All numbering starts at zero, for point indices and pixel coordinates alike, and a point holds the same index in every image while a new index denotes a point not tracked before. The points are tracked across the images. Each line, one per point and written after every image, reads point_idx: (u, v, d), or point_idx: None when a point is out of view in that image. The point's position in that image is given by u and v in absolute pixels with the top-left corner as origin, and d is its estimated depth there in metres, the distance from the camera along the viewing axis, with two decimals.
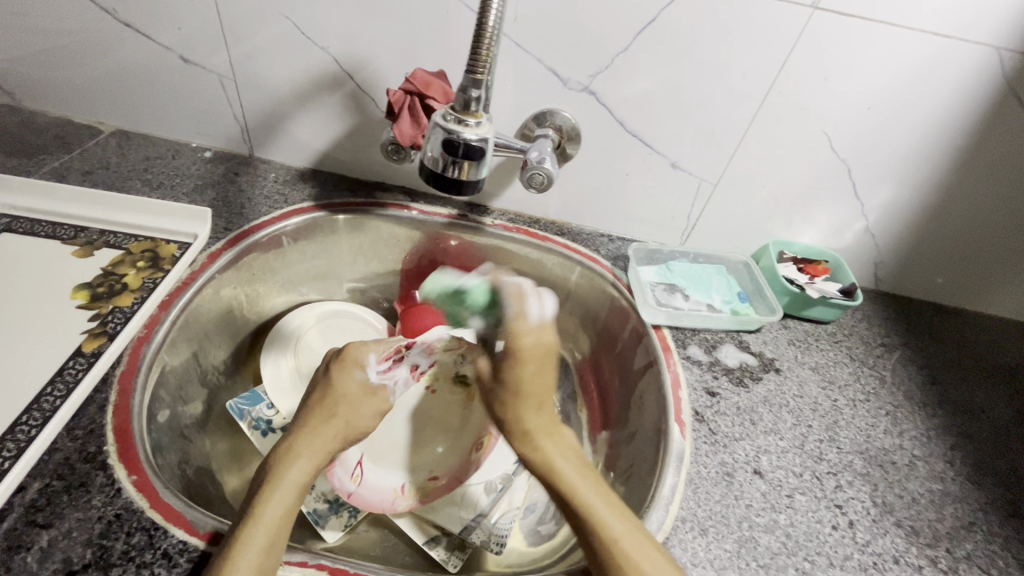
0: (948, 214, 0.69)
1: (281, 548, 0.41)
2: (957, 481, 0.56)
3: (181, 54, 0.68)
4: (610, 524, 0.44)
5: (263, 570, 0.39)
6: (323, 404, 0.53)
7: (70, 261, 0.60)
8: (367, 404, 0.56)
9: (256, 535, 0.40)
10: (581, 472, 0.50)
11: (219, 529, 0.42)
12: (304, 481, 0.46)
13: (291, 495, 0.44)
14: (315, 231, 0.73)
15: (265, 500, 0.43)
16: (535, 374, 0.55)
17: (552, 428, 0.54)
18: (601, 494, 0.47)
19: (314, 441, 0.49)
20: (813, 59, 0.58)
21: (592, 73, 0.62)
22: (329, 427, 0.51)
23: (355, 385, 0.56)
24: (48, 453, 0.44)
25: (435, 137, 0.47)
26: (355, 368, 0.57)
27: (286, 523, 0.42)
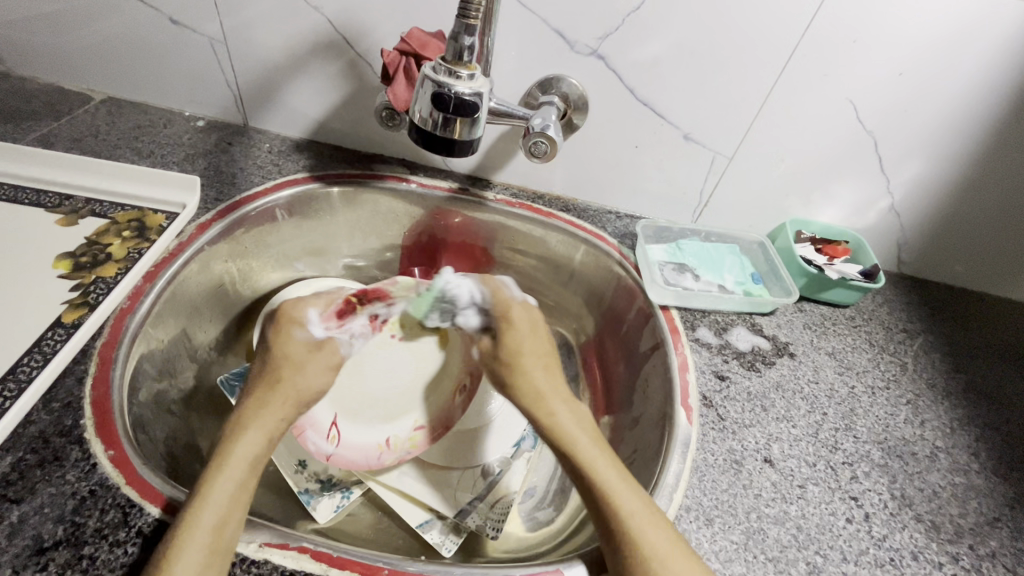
0: (981, 192, 0.65)
1: (235, 524, 0.39)
2: (982, 475, 0.53)
3: (170, 16, 0.65)
4: (621, 497, 0.42)
5: (213, 551, 0.36)
6: (268, 371, 0.50)
7: (54, 230, 0.58)
8: (314, 364, 0.52)
9: (202, 519, 0.37)
10: (593, 440, 0.47)
11: (174, 496, 0.40)
12: (256, 454, 0.43)
13: (241, 470, 0.41)
14: (310, 204, 0.70)
15: (209, 481, 0.40)
16: (529, 338, 0.54)
17: (570, 399, 0.50)
18: (613, 467, 0.45)
19: (262, 412, 0.46)
20: (841, 19, 0.54)
21: (601, 36, 0.58)
22: (277, 394, 0.48)
23: (301, 347, 0.52)
24: (22, 426, 0.42)
25: (425, 91, 0.44)
26: (298, 330, 0.53)
27: (237, 499, 0.40)
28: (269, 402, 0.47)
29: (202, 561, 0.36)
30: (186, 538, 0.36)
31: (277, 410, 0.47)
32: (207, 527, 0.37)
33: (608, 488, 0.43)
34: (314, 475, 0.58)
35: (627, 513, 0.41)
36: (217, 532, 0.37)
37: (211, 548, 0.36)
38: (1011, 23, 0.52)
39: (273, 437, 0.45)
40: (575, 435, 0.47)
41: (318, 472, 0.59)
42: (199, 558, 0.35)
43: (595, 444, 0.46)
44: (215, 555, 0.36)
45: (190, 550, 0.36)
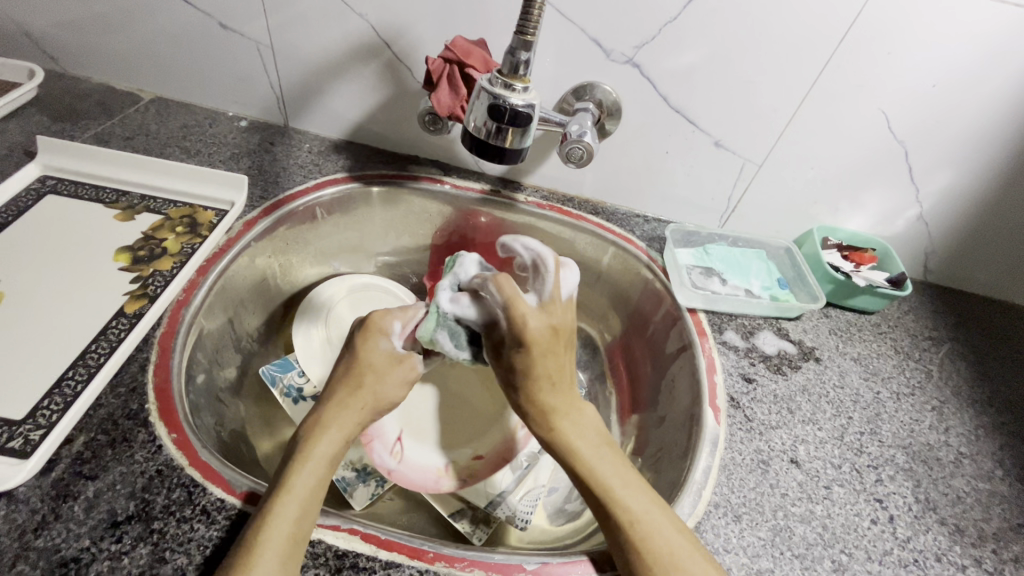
0: (1010, 202, 0.65)
1: (310, 521, 0.41)
2: (1006, 481, 0.54)
3: (220, 21, 0.68)
4: (625, 501, 0.43)
5: (293, 544, 0.39)
6: (351, 376, 0.51)
7: (113, 225, 0.61)
8: (393, 374, 0.53)
9: (287, 512, 0.40)
10: (597, 444, 0.47)
11: (254, 488, 0.43)
12: (334, 454, 0.46)
13: (321, 468, 0.44)
14: (348, 203, 0.73)
15: (294, 473, 0.43)
16: (547, 354, 0.48)
17: (573, 406, 0.49)
18: (615, 466, 0.46)
19: (341, 413, 0.49)
20: (874, 32, 0.55)
21: (637, 45, 0.59)
22: (356, 400, 0.50)
23: (382, 357, 0.53)
24: (93, 408, 0.45)
25: (481, 103, 0.46)
26: (383, 337, 0.54)
27: (316, 495, 0.42)
28: (351, 405, 0.49)
29: (281, 553, 0.37)
30: (265, 537, 0.38)
31: (356, 413, 0.49)
32: (288, 520, 0.39)
33: (613, 492, 0.44)
34: (350, 464, 0.60)
35: (636, 517, 0.42)
36: (294, 532, 0.39)
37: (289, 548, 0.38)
38: None
39: (349, 439, 0.48)
40: (578, 441, 0.47)
41: (352, 461, 0.61)
42: (275, 556, 0.37)
43: (597, 450, 0.47)
44: (293, 554, 0.38)
45: (269, 548, 0.37)
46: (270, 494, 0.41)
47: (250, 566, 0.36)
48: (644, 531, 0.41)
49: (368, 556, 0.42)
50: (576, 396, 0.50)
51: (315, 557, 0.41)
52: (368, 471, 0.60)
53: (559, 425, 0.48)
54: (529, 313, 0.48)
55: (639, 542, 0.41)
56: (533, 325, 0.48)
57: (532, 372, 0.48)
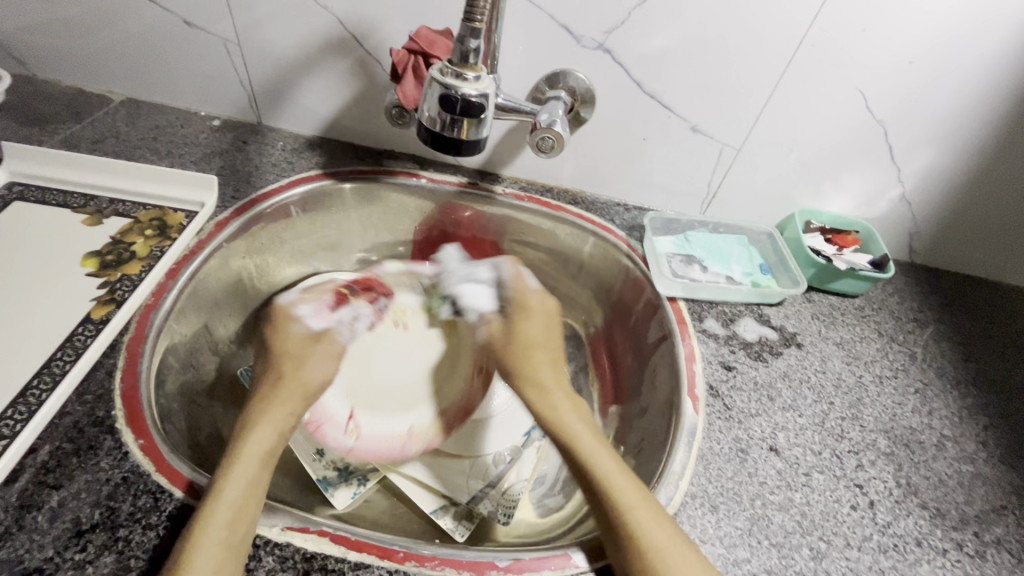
0: (994, 179, 0.64)
1: (249, 520, 0.40)
2: (989, 463, 0.53)
3: (185, 18, 0.67)
4: (622, 494, 0.43)
5: (231, 545, 0.38)
6: (278, 368, 0.52)
7: (81, 230, 0.60)
8: (315, 360, 0.54)
9: (222, 511, 0.39)
10: (594, 439, 0.48)
11: (196, 479, 0.43)
12: (265, 452, 0.45)
13: (253, 466, 0.43)
14: (323, 201, 0.72)
15: (226, 477, 0.41)
16: (530, 320, 0.58)
17: (572, 398, 0.52)
18: (612, 459, 0.46)
19: (269, 408, 0.48)
20: (847, 10, 0.53)
21: (606, 30, 0.58)
22: (284, 393, 0.50)
23: (299, 340, 0.56)
24: (58, 416, 0.45)
25: (432, 93, 0.45)
26: (292, 325, 0.57)
27: (250, 496, 0.41)
28: (278, 399, 0.49)
29: (218, 554, 0.37)
30: (196, 548, 0.37)
31: (287, 408, 0.49)
32: (222, 523, 0.39)
33: (608, 480, 0.44)
34: (331, 463, 0.60)
35: (628, 506, 0.42)
36: (234, 523, 0.39)
37: (228, 542, 0.38)
38: None
39: (282, 435, 0.47)
40: (569, 428, 0.48)
41: (335, 460, 0.60)
42: (212, 559, 0.37)
43: (597, 441, 0.48)
44: (232, 543, 0.38)
45: (204, 553, 0.37)
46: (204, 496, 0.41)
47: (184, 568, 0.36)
48: (632, 511, 0.42)
49: (338, 558, 0.41)
50: (573, 394, 0.53)
51: (282, 561, 0.41)
52: (351, 469, 0.60)
53: (556, 416, 0.49)
54: (529, 290, 0.61)
55: (635, 527, 0.41)
56: (534, 299, 0.60)
57: (527, 341, 0.56)
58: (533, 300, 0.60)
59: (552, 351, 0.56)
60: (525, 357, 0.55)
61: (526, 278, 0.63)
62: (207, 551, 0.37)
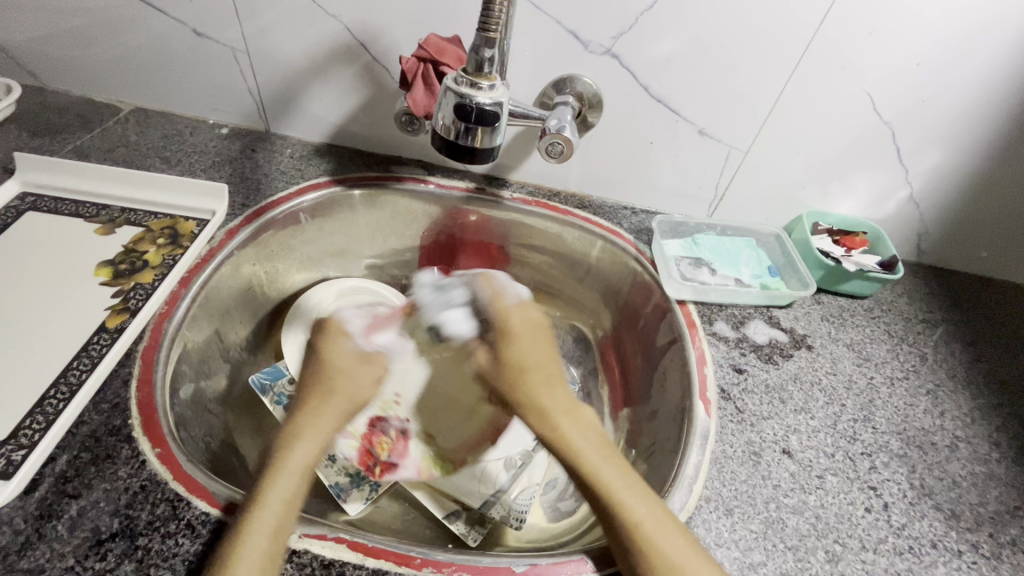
0: (1002, 179, 0.64)
1: (291, 528, 0.41)
2: (1002, 464, 0.53)
3: (195, 28, 0.67)
4: (630, 506, 0.42)
5: (273, 555, 0.38)
6: (320, 381, 0.54)
7: (94, 239, 0.61)
8: (362, 371, 0.57)
9: (265, 520, 0.40)
10: (597, 444, 0.48)
11: (232, 498, 0.43)
12: (311, 462, 0.46)
13: (297, 476, 0.44)
14: (332, 207, 0.72)
15: (269, 485, 0.42)
16: (528, 341, 0.58)
17: (570, 407, 0.51)
18: (617, 468, 0.45)
19: (319, 418, 0.50)
20: (855, 13, 0.54)
21: (614, 35, 0.58)
22: (330, 403, 0.52)
23: (348, 357, 0.58)
24: (75, 426, 0.45)
25: (447, 102, 0.46)
26: (344, 339, 0.59)
27: (292, 506, 0.42)
28: (325, 409, 0.51)
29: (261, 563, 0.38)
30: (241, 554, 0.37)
31: (331, 418, 0.51)
32: (266, 531, 0.39)
33: (615, 494, 0.43)
34: (343, 469, 0.60)
35: (637, 518, 0.42)
36: (277, 531, 0.40)
37: (270, 554, 0.38)
38: None
39: (325, 446, 0.49)
40: (576, 440, 0.48)
41: (347, 466, 0.60)
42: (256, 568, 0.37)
43: (601, 449, 0.47)
44: (277, 550, 0.39)
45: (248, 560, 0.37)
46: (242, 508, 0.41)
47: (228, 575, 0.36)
48: (640, 524, 0.41)
49: (355, 565, 0.41)
50: (574, 401, 0.52)
51: (300, 568, 0.41)
52: (362, 475, 0.60)
53: (560, 424, 0.49)
54: (512, 308, 0.61)
55: (644, 544, 0.41)
56: (516, 316, 0.60)
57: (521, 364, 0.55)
58: (517, 317, 0.60)
59: (553, 351, 0.58)
60: (524, 378, 0.54)
61: (506, 295, 0.63)
62: (251, 563, 0.37)
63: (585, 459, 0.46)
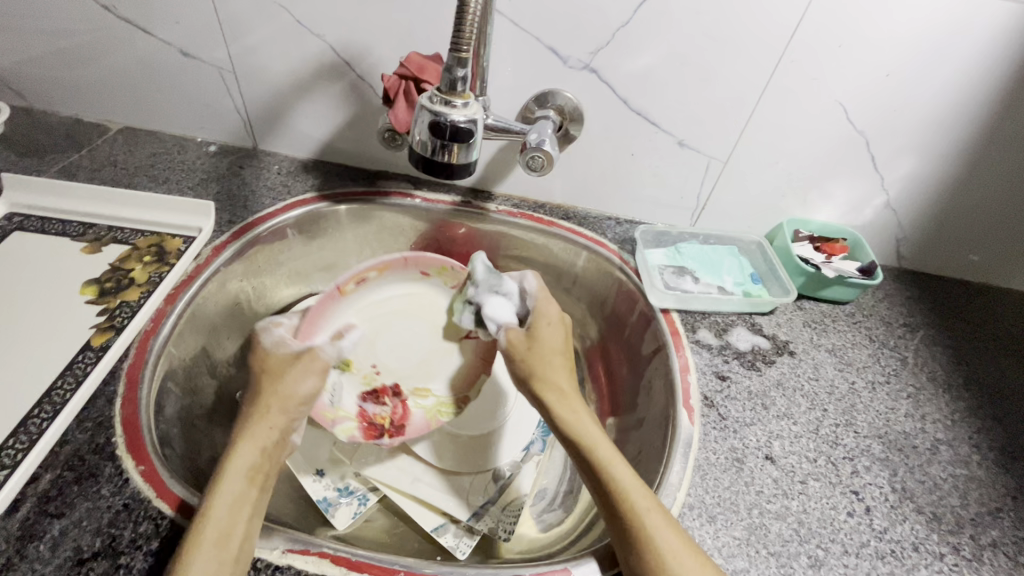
0: (975, 184, 0.65)
1: (241, 538, 0.40)
2: (983, 466, 0.54)
3: (182, 49, 0.68)
4: (632, 492, 0.43)
5: (220, 561, 0.38)
6: (257, 383, 0.52)
7: (80, 257, 0.61)
8: (297, 371, 0.54)
9: (208, 527, 0.39)
10: (602, 435, 0.48)
11: (186, 496, 0.43)
12: (254, 464, 0.45)
13: (238, 481, 0.43)
14: (319, 222, 0.73)
15: (213, 493, 0.42)
16: (550, 362, 0.53)
17: (574, 395, 0.51)
18: (623, 460, 0.46)
19: (253, 422, 0.48)
20: (825, 27, 0.55)
21: (593, 51, 0.60)
22: (260, 401, 0.50)
23: (279, 358, 0.55)
24: (59, 445, 0.45)
25: (422, 120, 0.47)
26: (264, 344, 0.57)
27: (238, 509, 0.41)
28: (259, 412, 0.49)
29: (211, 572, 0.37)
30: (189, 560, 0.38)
31: (272, 418, 0.49)
32: (211, 539, 0.39)
33: (619, 483, 0.44)
34: (331, 483, 0.61)
35: (637, 508, 0.42)
36: (221, 539, 0.39)
37: (221, 556, 0.39)
38: (997, 22, 0.53)
39: (268, 448, 0.47)
40: (585, 430, 0.48)
41: (335, 480, 0.61)
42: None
43: (604, 441, 0.47)
44: (223, 555, 0.39)
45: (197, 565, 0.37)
46: (195, 513, 0.41)
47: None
48: (642, 509, 0.42)
49: None
50: (575, 389, 0.52)
51: None
52: (350, 489, 0.61)
53: (565, 412, 0.49)
54: (547, 310, 0.57)
55: (643, 530, 0.41)
56: (546, 319, 0.56)
57: (551, 346, 0.54)
58: (551, 309, 0.57)
59: (568, 341, 0.56)
60: (544, 359, 0.53)
61: (546, 301, 0.58)
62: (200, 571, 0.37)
63: (597, 449, 0.46)
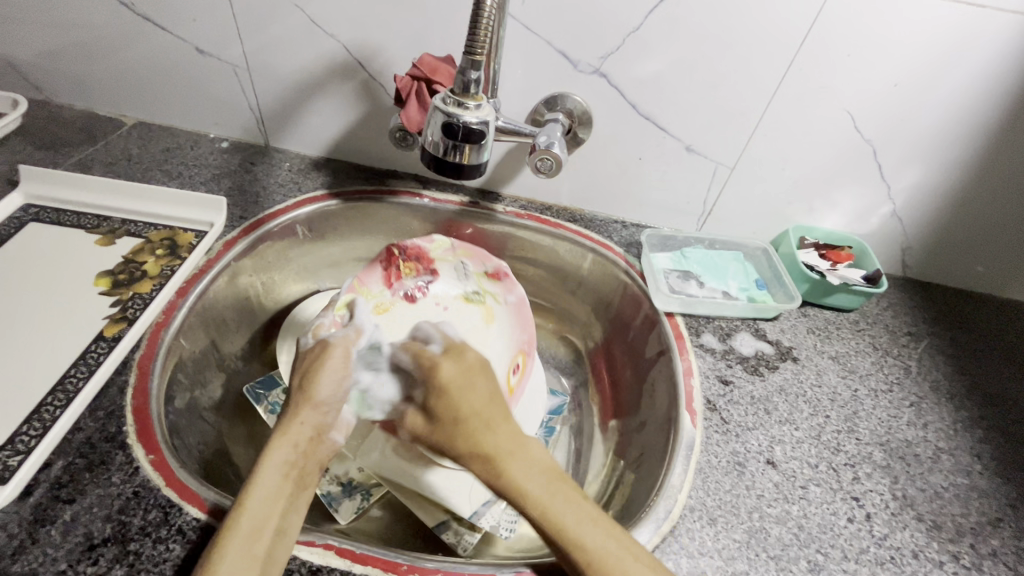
0: (981, 196, 0.66)
1: (274, 534, 0.40)
2: (984, 476, 0.54)
3: (197, 46, 0.69)
4: (591, 543, 0.40)
5: (252, 559, 0.38)
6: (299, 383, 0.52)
7: (94, 249, 0.62)
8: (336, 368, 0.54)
9: (242, 526, 0.40)
10: (550, 479, 0.44)
11: (219, 501, 0.44)
12: (292, 461, 0.45)
13: (275, 481, 0.43)
14: (328, 220, 0.74)
15: (248, 490, 0.42)
16: (467, 392, 0.50)
17: (515, 442, 0.46)
18: (573, 506, 0.42)
19: (295, 421, 0.49)
20: (834, 36, 0.56)
21: (603, 55, 0.60)
22: (306, 404, 0.50)
23: (335, 357, 0.55)
24: (71, 432, 0.46)
25: (436, 120, 0.47)
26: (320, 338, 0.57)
27: (274, 509, 0.41)
28: (302, 410, 0.50)
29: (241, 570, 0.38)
30: (219, 559, 0.38)
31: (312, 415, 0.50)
32: (243, 537, 0.39)
33: (571, 535, 0.41)
34: (335, 479, 0.62)
35: (602, 556, 0.40)
36: (253, 536, 0.39)
37: (251, 553, 0.39)
38: (1004, 36, 0.54)
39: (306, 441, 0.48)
40: (524, 480, 0.44)
41: (338, 476, 0.62)
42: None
43: (552, 486, 0.44)
44: (255, 552, 0.39)
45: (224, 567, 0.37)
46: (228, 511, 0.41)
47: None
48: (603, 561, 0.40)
49: (343, 571, 0.42)
50: (520, 433, 0.47)
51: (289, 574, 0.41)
52: (352, 484, 0.62)
53: (508, 469, 0.44)
54: (448, 363, 0.53)
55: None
56: (448, 372, 0.52)
57: (459, 413, 0.48)
58: (450, 368, 0.53)
59: (494, 388, 0.52)
60: (456, 428, 0.48)
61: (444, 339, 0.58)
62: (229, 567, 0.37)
63: (545, 507, 0.42)
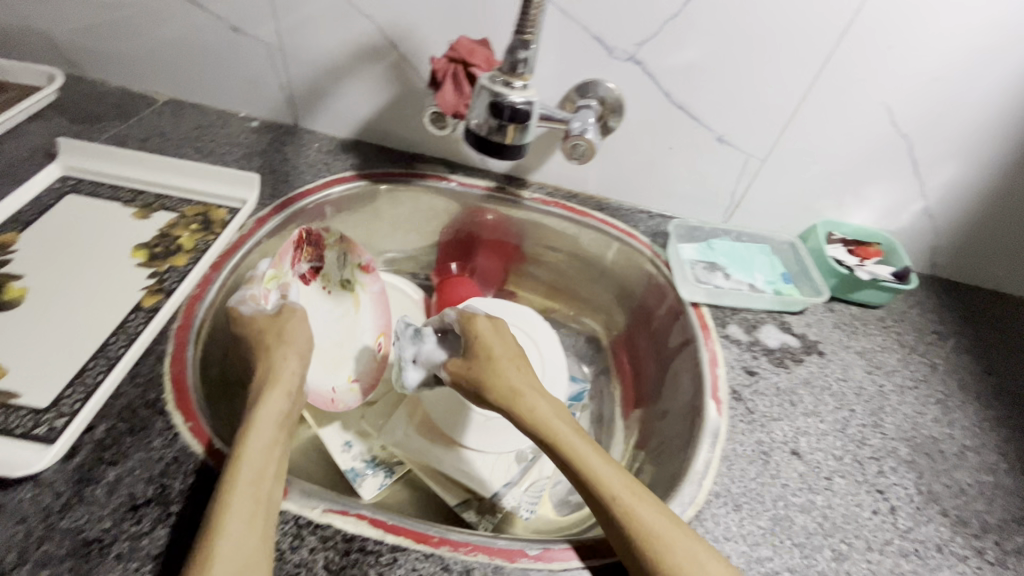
0: (1017, 195, 0.65)
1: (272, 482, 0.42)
2: (1010, 474, 0.54)
3: (232, 24, 0.70)
4: (607, 480, 0.44)
5: (258, 501, 0.40)
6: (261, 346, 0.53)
7: (130, 222, 0.63)
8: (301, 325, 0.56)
9: (246, 471, 0.41)
10: (569, 422, 0.49)
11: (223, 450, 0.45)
12: (280, 413, 0.47)
13: (271, 429, 0.45)
14: (356, 202, 0.74)
15: (245, 441, 0.44)
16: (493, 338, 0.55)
17: (539, 388, 0.52)
18: (593, 448, 0.47)
19: (272, 376, 0.50)
20: (875, 27, 0.55)
21: (638, 42, 0.60)
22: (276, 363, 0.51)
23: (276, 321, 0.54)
24: (113, 398, 0.47)
25: (482, 100, 0.48)
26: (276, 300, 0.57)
27: (272, 455, 0.44)
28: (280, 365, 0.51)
29: (249, 512, 0.39)
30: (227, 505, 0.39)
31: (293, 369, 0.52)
32: (247, 483, 0.41)
33: (593, 471, 0.45)
34: (359, 455, 0.62)
35: (616, 492, 0.43)
36: (258, 480, 0.41)
37: (256, 498, 0.40)
38: None
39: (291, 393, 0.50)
40: (551, 418, 0.49)
41: (363, 452, 0.63)
42: (242, 517, 0.39)
43: (574, 428, 0.49)
44: (260, 494, 0.41)
45: (234, 511, 0.39)
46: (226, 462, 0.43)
47: (218, 522, 0.38)
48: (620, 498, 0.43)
49: (375, 540, 0.43)
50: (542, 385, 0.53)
51: (324, 541, 0.42)
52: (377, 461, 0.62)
53: (532, 405, 0.50)
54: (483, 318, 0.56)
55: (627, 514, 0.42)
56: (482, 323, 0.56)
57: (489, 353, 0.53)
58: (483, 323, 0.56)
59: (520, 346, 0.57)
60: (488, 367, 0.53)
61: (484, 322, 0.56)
62: (238, 507, 0.39)
63: (565, 440, 0.47)
